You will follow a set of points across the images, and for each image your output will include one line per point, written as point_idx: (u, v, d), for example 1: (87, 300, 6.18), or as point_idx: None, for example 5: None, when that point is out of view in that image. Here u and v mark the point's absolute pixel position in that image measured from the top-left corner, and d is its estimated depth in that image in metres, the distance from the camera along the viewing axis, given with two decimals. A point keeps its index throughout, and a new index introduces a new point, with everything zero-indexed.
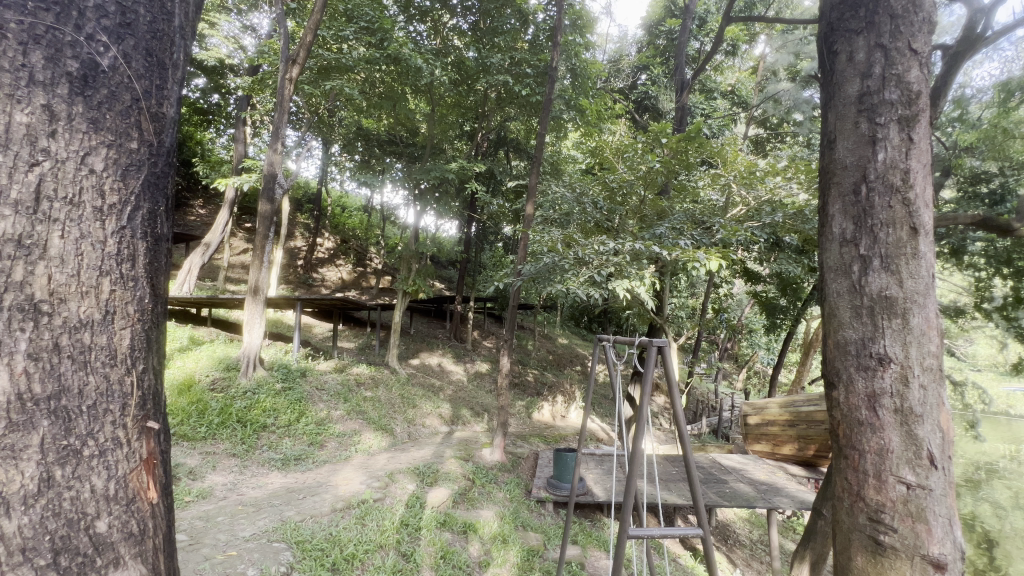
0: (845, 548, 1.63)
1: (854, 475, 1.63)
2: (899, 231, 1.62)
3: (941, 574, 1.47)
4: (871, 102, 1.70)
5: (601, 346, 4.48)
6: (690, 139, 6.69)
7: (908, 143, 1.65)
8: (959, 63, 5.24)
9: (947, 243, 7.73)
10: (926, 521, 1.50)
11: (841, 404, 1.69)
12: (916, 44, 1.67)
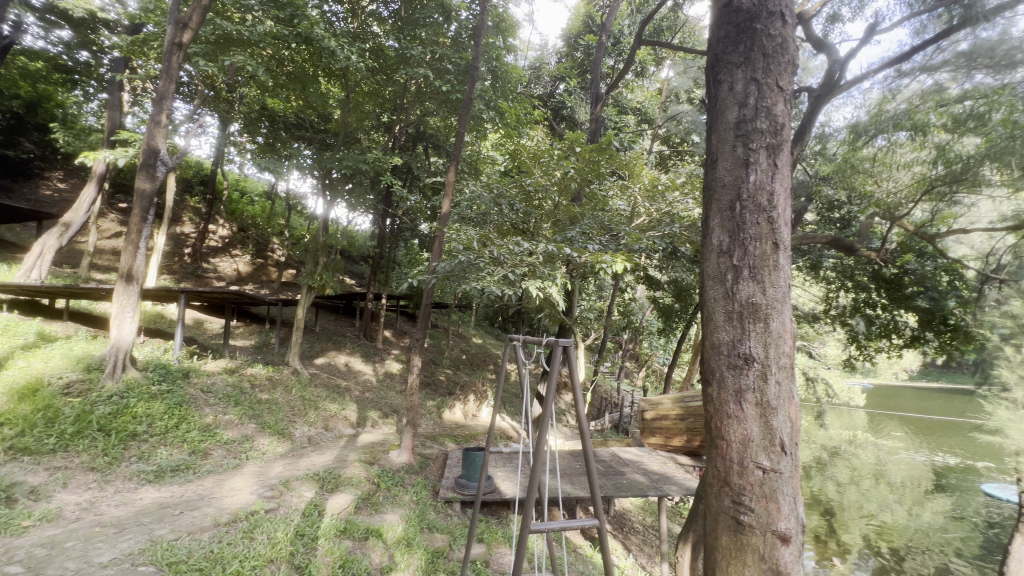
0: (713, 528, 1.81)
1: (723, 462, 1.81)
2: (764, 246, 1.83)
3: (786, 546, 1.68)
4: (746, 129, 1.90)
5: (512, 345, 4.53)
6: (602, 150, 7.02)
7: (773, 168, 1.87)
8: (821, 105, 6.18)
9: (808, 259, 9.04)
10: (776, 500, 1.71)
11: (713, 399, 1.87)
12: (782, 82, 1.90)
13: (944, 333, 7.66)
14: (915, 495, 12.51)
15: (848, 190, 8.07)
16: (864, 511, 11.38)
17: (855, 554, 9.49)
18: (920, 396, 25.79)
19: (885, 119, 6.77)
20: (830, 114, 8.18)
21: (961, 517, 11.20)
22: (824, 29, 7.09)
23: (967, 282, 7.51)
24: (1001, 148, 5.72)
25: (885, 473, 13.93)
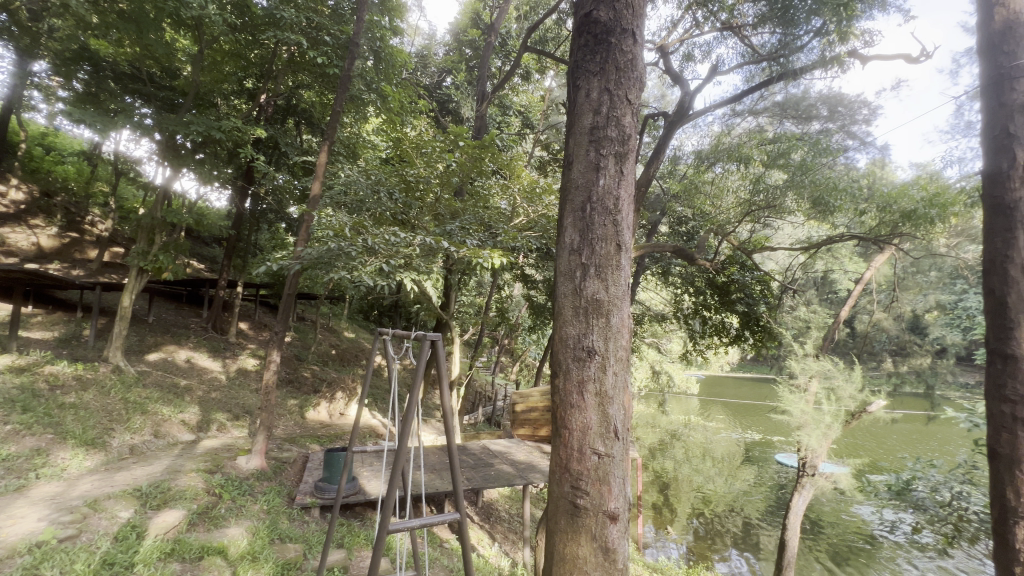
0: (553, 513, 1.90)
1: (564, 450, 1.91)
2: (609, 246, 1.98)
3: (614, 523, 1.84)
4: (598, 135, 2.04)
5: (381, 339, 4.29)
6: (484, 147, 7.04)
7: (620, 174, 2.03)
8: (674, 129, 7.00)
9: (659, 266, 10.54)
10: (609, 482, 1.86)
11: (560, 390, 1.97)
12: (631, 95, 2.07)
13: (756, 331, 9.25)
14: (730, 466, 14.96)
15: (692, 208, 9.32)
16: (693, 483, 13.28)
17: (684, 521, 11.04)
18: (738, 385, 30.98)
19: (720, 150, 8.02)
20: (682, 141, 9.40)
21: (761, 482, 13.70)
22: (680, 64, 8.02)
23: (773, 291, 9.19)
24: (797, 182, 7.09)
25: (710, 450, 16.43)
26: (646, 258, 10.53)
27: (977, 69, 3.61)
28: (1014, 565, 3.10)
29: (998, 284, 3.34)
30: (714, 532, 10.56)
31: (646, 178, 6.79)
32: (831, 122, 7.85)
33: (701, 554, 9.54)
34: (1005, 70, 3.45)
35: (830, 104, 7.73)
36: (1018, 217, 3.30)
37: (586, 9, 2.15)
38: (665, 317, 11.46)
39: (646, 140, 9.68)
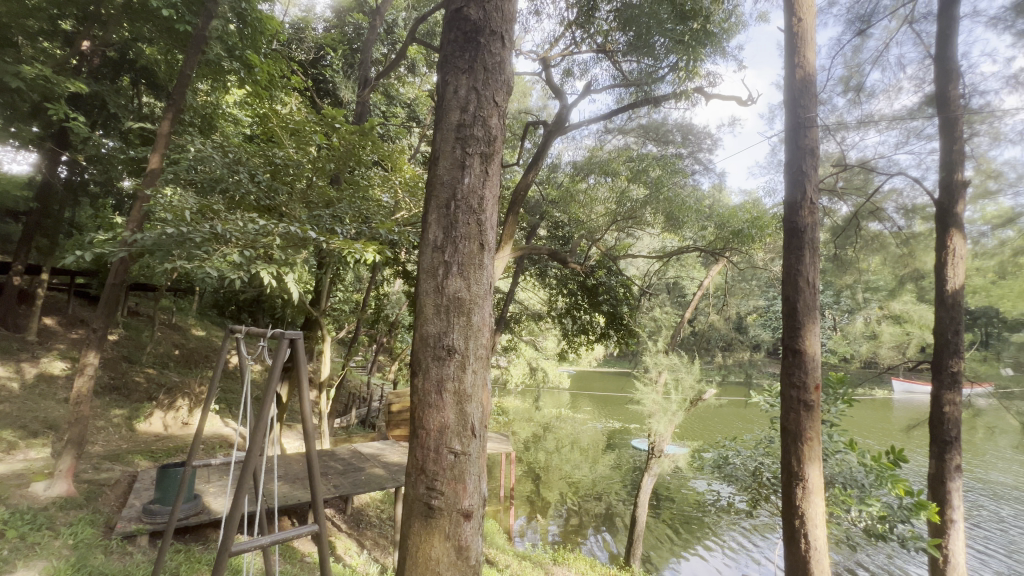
0: (407, 517, 1.87)
1: (421, 451, 1.88)
2: (471, 245, 1.99)
3: (468, 521, 1.86)
4: (465, 133, 2.05)
5: (233, 338, 3.78)
6: (364, 135, 6.47)
7: (485, 174, 2.05)
8: (552, 138, 7.36)
9: (537, 267, 11.09)
10: (464, 480, 1.87)
11: (418, 390, 1.94)
12: (498, 97, 2.10)
13: (620, 329, 10.16)
14: (595, 454, 16.29)
15: (567, 213, 9.92)
16: (562, 472, 14.18)
17: (554, 508, 11.72)
18: (604, 379, 33.91)
19: (593, 163, 8.64)
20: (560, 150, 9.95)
21: (620, 466, 15.17)
22: (561, 78, 8.43)
23: (634, 293, 10.21)
24: (653, 199, 8.00)
25: (578, 440, 17.71)
26: (525, 259, 10.96)
27: (783, 117, 4.42)
28: (795, 517, 3.87)
29: (791, 293, 4.11)
30: (579, 515, 11.39)
31: (526, 183, 7.04)
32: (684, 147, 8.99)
33: (567, 537, 10.21)
34: (801, 121, 4.28)
35: (683, 132, 8.95)
36: (805, 240, 4.12)
37: (456, 4, 2.14)
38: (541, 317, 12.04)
39: (528, 145, 10.04)
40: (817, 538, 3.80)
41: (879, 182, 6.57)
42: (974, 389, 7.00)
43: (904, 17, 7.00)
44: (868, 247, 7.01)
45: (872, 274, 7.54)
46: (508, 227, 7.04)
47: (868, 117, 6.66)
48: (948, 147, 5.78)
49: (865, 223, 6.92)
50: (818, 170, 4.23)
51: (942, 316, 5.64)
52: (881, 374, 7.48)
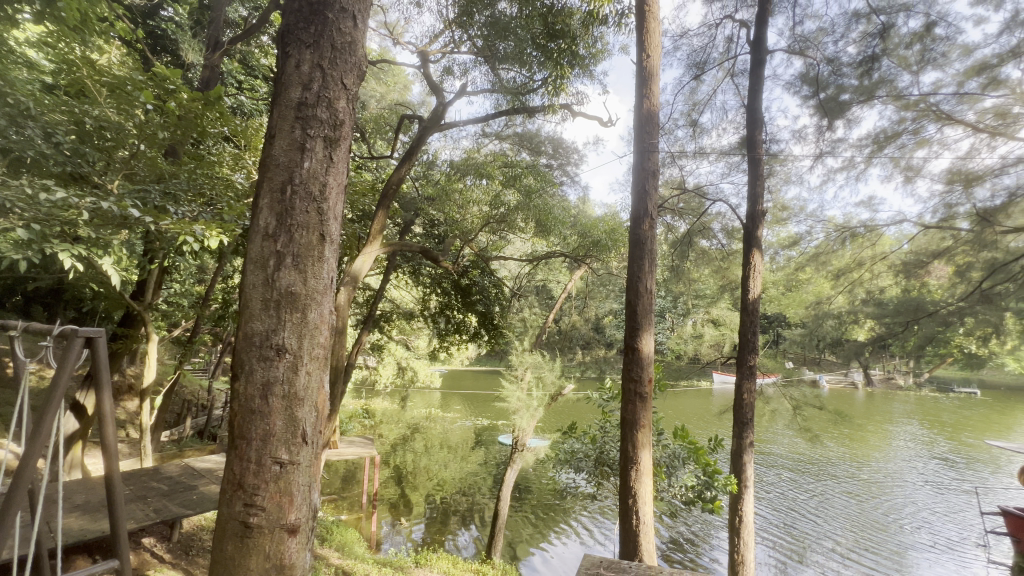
0: (219, 540, 1.68)
1: (239, 464, 1.71)
2: (310, 235, 1.84)
3: (293, 538, 1.71)
4: (306, 112, 1.89)
5: (5, 337, 2.94)
6: (210, 105, 5.49)
7: (328, 160, 1.91)
8: (427, 134, 7.19)
9: (410, 265, 10.77)
10: (290, 493, 1.72)
11: (240, 395, 1.74)
12: (347, 80, 1.97)
13: (490, 329, 10.41)
14: (463, 451, 16.44)
15: (442, 212, 9.85)
16: (429, 474, 13.99)
17: (420, 510, 11.52)
18: (476, 377, 34.52)
19: (468, 165, 8.64)
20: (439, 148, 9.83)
21: (488, 462, 15.55)
22: (440, 76, 8.29)
23: (506, 293, 10.53)
24: (524, 206, 8.32)
25: (447, 439, 17.72)
26: (398, 256, 10.61)
27: (633, 141, 4.94)
28: (629, 498, 4.34)
29: (633, 297, 4.61)
30: (445, 513, 11.37)
31: (398, 177, 6.79)
32: (554, 159, 9.51)
33: (432, 538, 10.09)
34: (646, 146, 4.84)
35: (554, 145, 9.48)
36: (645, 250, 4.66)
37: None
38: (413, 316, 11.76)
39: (405, 140, 9.75)
40: (646, 514, 4.31)
41: (707, 206, 7.76)
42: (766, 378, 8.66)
43: (727, 70, 8.42)
44: (698, 260, 8.25)
45: (701, 283, 8.84)
46: (377, 222, 6.72)
47: (702, 149, 7.83)
48: (754, 183, 7.05)
49: (697, 240, 8.09)
50: (658, 190, 4.82)
51: (746, 319, 6.85)
52: (704, 368, 8.81)
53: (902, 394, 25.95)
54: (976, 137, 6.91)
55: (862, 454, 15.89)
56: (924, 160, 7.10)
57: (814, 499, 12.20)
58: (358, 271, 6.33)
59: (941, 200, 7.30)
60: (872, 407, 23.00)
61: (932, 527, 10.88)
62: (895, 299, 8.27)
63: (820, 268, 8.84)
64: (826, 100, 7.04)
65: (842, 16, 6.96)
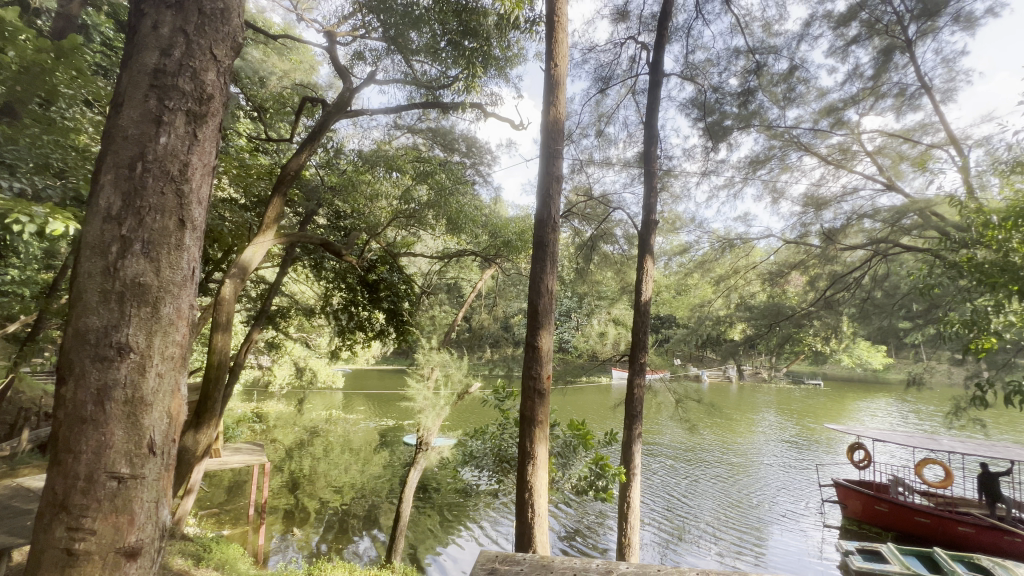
0: (31, 572, 1.44)
1: (63, 481, 1.49)
2: (165, 221, 1.67)
3: (132, 561, 1.54)
4: (164, 81, 1.71)
5: None
6: (65, 59, 4.36)
7: (191, 137, 1.75)
8: (331, 121, 6.75)
9: (311, 258, 10.08)
10: (129, 511, 1.55)
11: (67, 402, 1.52)
12: (217, 49, 1.83)
13: (399, 325, 10.14)
14: (366, 454, 15.79)
15: (349, 205, 9.35)
16: (328, 480, 13.22)
17: (316, 517, 10.85)
18: (381, 377, 33.32)
19: (377, 156, 8.29)
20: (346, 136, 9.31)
21: (392, 462, 15.10)
22: (348, 60, 7.82)
23: (415, 290, 10.27)
24: (437, 203, 8.17)
25: (348, 442, 16.87)
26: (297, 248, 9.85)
27: (540, 146, 5.07)
28: (525, 491, 4.47)
29: (535, 297, 4.75)
30: (344, 520, 10.84)
31: (298, 162, 6.30)
32: (468, 157, 9.41)
33: (330, 547, 9.56)
34: (552, 152, 4.99)
35: (467, 143, 9.41)
36: (548, 252, 4.81)
37: None
38: (313, 312, 11.02)
39: (309, 125, 9.08)
40: (540, 506, 4.47)
41: (610, 213, 8.25)
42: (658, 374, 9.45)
43: (630, 87, 9.01)
44: (602, 263, 8.76)
45: (603, 285, 9.37)
46: (272, 209, 6.17)
47: (607, 159, 8.28)
48: (649, 194, 7.64)
49: (601, 244, 8.56)
50: (562, 195, 5.02)
51: (639, 319, 7.39)
52: (603, 364, 9.37)
53: (766, 386, 29.87)
54: (825, 168, 8.14)
55: (732, 440, 17.99)
56: (786, 184, 8.27)
57: (692, 483, 13.56)
58: (247, 263, 5.74)
59: (798, 219, 8.51)
60: (742, 399, 26.15)
61: (783, 501, 12.64)
62: (761, 303, 9.48)
63: (705, 274, 9.82)
64: (712, 124, 7.72)
65: (725, 50, 7.77)
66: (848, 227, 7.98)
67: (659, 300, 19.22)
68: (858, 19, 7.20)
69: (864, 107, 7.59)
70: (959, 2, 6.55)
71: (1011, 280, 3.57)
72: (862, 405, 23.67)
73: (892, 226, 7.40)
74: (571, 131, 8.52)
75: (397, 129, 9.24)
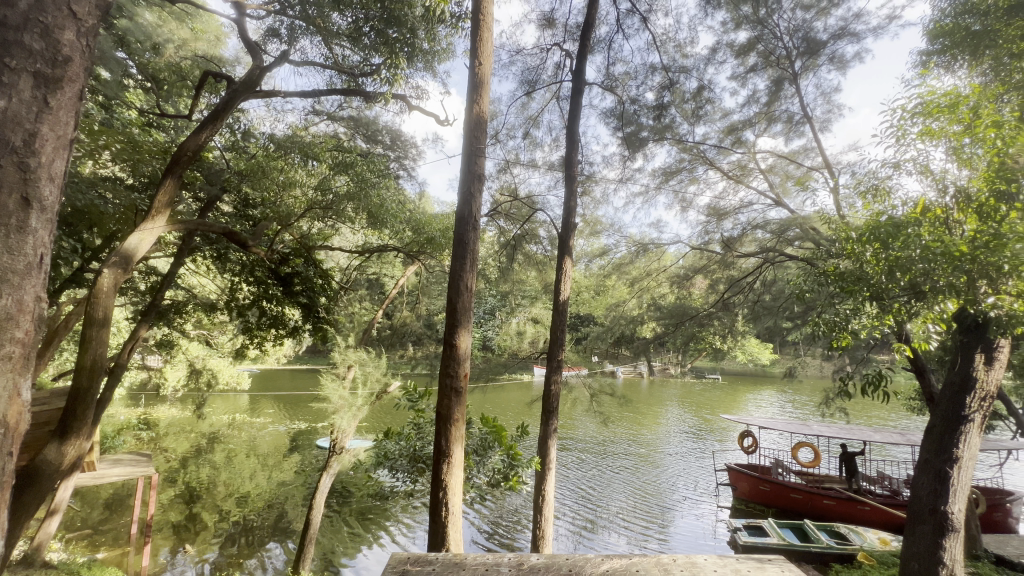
0: None
1: None
2: (9, 174, 1.81)
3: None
4: (8, 40, 1.85)
5: None
6: None
7: (38, 99, 1.91)
8: (238, 100, 6.18)
9: (214, 248, 9.21)
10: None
11: None
12: (69, 21, 2.03)
13: (316, 322, 9.46)
14: (274, 460, 14.73)
15: (260, 191, 8.51)
16: (229, 489, 12.17)
17: (214, 530, 9.94)
18: (292, 377, 31.27)
19: (290, 142, 7.74)
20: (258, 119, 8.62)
21: (304, 467, 14.27)
22: (260, 36, 7.23)
23: (334, 286, 9.75)
24: (355, 194, 7.53)
25: (253, 448, 15.65)
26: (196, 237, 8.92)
27: (462, 144, 5.04)
28: (440, 490, 4.44)
29: (454, 295, 4.72)
30: (247, 531, 10.03)
31: (197, 142, 5.70)
32: (392, 151, 9.10)
33: (231, 561, 8.81)
34: (474, 149, 4.98)
35: (392, 135, 9.13)
36: (468, 250, 4.80)
37: None
38: (215, 308, 10.03)
39: (213, 102, 8.27)
40: (455, 503, 4.46)
41: (534, 213, 8.42)
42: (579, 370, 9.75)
43: (554, 93, 9.26)
44: (525, 262, 8.92)
45: (526, 284, 9.56)
46: (164, 191, 5.54)
47: (533, 161, 8.44)
48: (569, 197, 7.90)
49: (525, 244, 8.72)
50: (484, 193, 5.03)
51: (557, 318, 7.63)
52: (525, 362, 9.56)
53: (672, 381, 32.26)
54: (726, 182, 8.96)
55: (641, 432, 19.20)
56: (693, 195, 8.97)
57: (604, 475, 14.29)
58: (133, 250, 5.07)
59: (703, 227, 9.28)
60: (651, 393, 27.99)
61: (683, 486, 13.74)
62: (669, 304, 10.21)
63: (621, 276, 10.36)
64: (630, 135, 8.22)
65: (642, 65, 8.26)
66: (744, 236, 8.93)
67: (579, 300, 20.00)
68: (756, 50, 8.12)
69: (759, 130, 8.44)
70: (834, 44, 7.56)
71: (866, 287, 4.16)
72: (753, 397, 26.38)
73: (779, 236, 8.32)
74: (498, 131, 8.57)
75: (315, 116, 8.64)
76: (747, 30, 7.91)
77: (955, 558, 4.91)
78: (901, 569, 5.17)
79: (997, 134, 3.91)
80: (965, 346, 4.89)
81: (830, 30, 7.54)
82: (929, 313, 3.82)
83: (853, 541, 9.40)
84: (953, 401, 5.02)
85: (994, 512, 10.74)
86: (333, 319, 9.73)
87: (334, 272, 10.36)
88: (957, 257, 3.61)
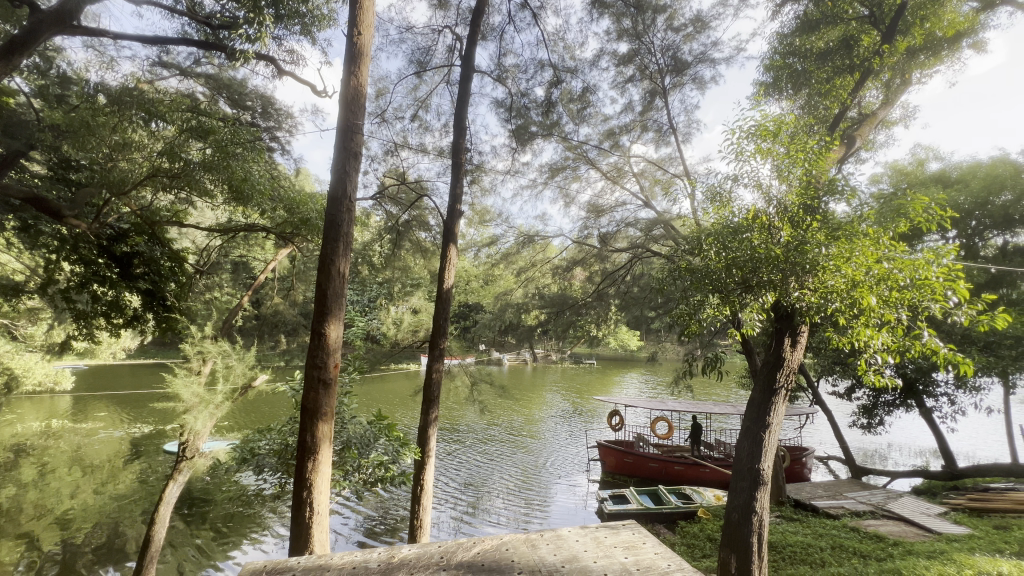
0: None
1: None
2: None
3: None
4: None
5: None
6: None
7: None
8: (47, 33, 4.91)
9: (18, 218, 7.30)
10: None
11: None
12: None
13: (160, 314, 7.88)
14: (107, 470, 12.50)
15: (87, 153, 6.79)
16: (41, 511, 10.04)
17: (17, 562, 8.13)
18: (132, 373, 26.77)
19: (125, 95, 6.47)
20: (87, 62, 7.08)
21: (146, 475, 12.33)
22: None
23: (187, 270, 8.22)
24: (213, 163, 6.26)
25: (76, 459, 13.09)
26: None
27: (336, 117, 4.66)
28: (304, 489, 4.14)
29: (323, 281, 4.38)
30: (66, 558, 8.37)
31: None
32: (261, 119, 8.20)
33: None
34: (350, 125, 4.64)
35: (263, 102, 8.23)
36: (341, 233, 4.48)
37: None
38: (22, 291, 8.04)
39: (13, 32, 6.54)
40: (321, 502, 4.20)
41: (421, 199, 8.17)
42: (464, 359, 9.81)
43: (445, 77, 9.05)
44: (412, 250, 8.66)
45: (412, 271, 9.27)
46: None
47: (422, 145, 8.16)
48: (455, 185, 7.82)
49: (413, 230, 8.44)
50: (360, 173, 4.72)
51: (440, 306, 7.53)
52: (409, 351, 9.30)
53: (553, 367, 34.14)
54: (605, 182, 9.60)
55: (520, 418, 20.00)
56: (576, 191, 9.45)
57: (484, 461, 14.64)
58: None
59: (583, 222, 9.85)
60: (534, 380, 29.30)
61: (556, 466, 14.69)
62: (552, 293, 10.71)
63: (508, 266, 10.53)
64: (519, 128, 8.37)
65: (532, 61, 8.43)
66: (618, 233, 9.65)
67: (467, 288, 20.11)
68: (634, 62, 8.77)
69: (634, 136, 9.18)
70: (697, 66, 8.48)
71: (709, 282, 4.73)
72: (624, 380, 29.00)
73: (647, 234, 9.17)
74: (385, 110, 8.13)
75: (163, 67, 7.36)
76: (627, 42, 8.55)
77: (763, 506, 5.93)
78: (725, 519, 6.09)
79: (807, 157, 4.74)
80: (778, 332, 5.85)
81: (694, 53, 8.45)
82: (754, 304, 4.49)
83: (695, 500, 10.95)
84: (768, 376, 6.00)
85: (795, 465, 13.28)
86: (185, 309, 8.24)
87: (189, 253, 8.87)
88: (775, 259, 4.32)
